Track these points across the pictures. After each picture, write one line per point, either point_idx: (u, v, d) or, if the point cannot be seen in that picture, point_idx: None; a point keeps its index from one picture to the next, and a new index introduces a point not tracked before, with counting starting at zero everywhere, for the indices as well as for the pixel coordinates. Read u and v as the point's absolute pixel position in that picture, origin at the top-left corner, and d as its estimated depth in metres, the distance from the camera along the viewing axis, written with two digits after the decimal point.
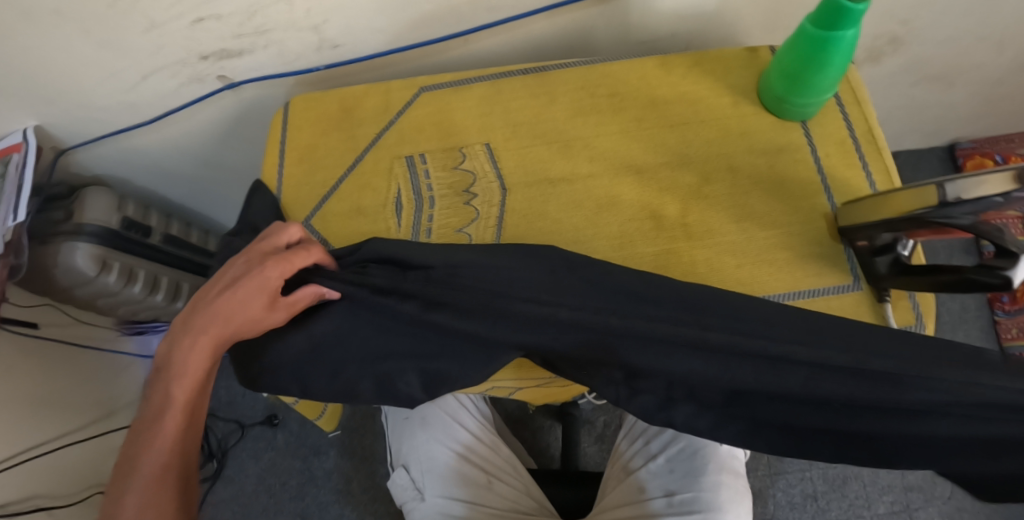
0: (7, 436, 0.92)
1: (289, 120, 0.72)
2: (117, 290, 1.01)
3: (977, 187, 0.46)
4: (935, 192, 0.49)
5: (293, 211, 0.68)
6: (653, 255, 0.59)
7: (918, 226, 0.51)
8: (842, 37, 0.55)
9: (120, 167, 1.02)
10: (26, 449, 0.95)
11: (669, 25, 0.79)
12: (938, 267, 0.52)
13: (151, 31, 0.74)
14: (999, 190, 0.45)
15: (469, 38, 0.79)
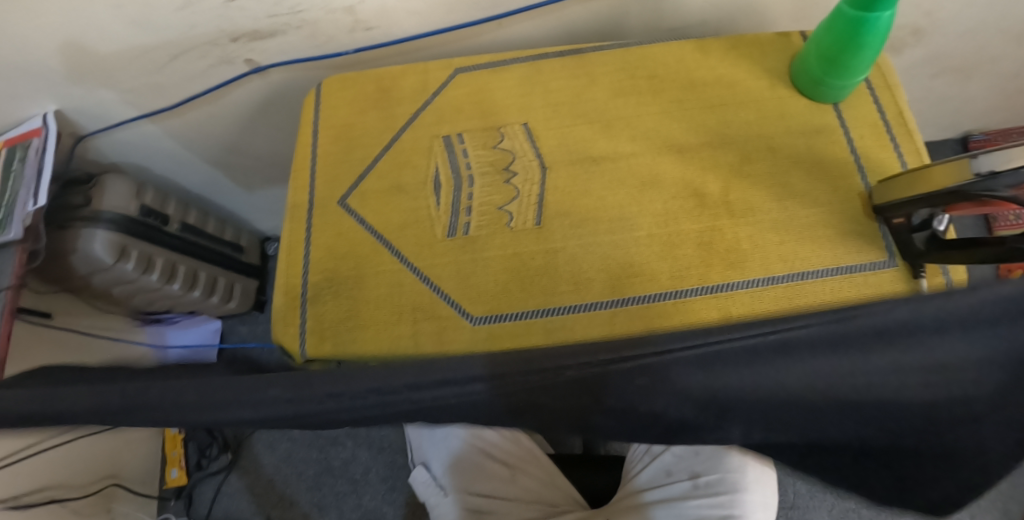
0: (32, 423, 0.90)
1: (322, 100, 0.72)
2: (134, 278, 1.00)
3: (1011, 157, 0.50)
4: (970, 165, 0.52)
5: (328, 187, 0.68)
6: (698, 231, 0.60)
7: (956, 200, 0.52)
8: (879, 18, 0.56)
9: (138, 153, 1.01)
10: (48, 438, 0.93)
11: (699, 12, 0.80)
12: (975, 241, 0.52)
13: (183, 10, 0.74)
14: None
15: (501, 23, 0.79)
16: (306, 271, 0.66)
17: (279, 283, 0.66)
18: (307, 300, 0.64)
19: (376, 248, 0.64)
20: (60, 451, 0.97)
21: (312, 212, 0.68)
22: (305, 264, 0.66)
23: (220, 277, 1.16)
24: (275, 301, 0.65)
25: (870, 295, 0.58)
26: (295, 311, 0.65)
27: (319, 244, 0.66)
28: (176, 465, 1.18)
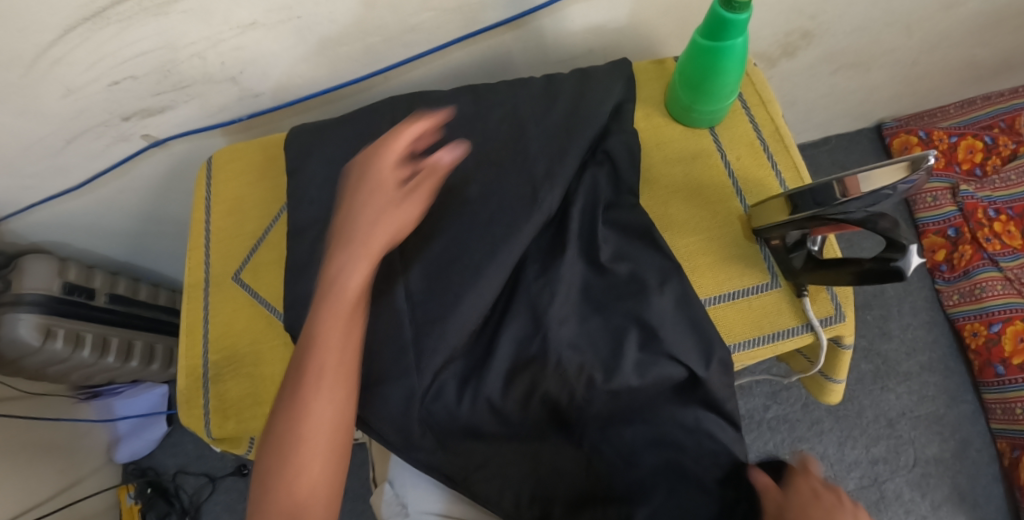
0: None
1: (211, 174, 0.72)
2: (66, 356, 0.99)
3: (877, 181, 0.49)
4: (837, 188, 0.52)
5: (223, 266, 0.69)
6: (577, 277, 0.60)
7: (819, 223, 0.54)
8: (733, 46, 0.57)
9: (55, 233, 1.00)
10: None
11: (583, 43, 0.82)
12: (843, 263, 0.53)
13: (68, 97, 0.73)
14: (886, 184, 0.49)
15: (389, 75, 0.81)
16: (206, 351, 0.66)
17: (180, 366, 0.66)
18: (209, 381, 0.65)
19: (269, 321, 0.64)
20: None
21: (208, 290, 0.68)
22: (204, 344, 0.66)
23: (158, 343, 1.16)
24: (177, 384, 0.65)
25: (751, 318, 0.60)
26: (199, 392, 0.65)
27: (216, 323, 0.66)
28: None
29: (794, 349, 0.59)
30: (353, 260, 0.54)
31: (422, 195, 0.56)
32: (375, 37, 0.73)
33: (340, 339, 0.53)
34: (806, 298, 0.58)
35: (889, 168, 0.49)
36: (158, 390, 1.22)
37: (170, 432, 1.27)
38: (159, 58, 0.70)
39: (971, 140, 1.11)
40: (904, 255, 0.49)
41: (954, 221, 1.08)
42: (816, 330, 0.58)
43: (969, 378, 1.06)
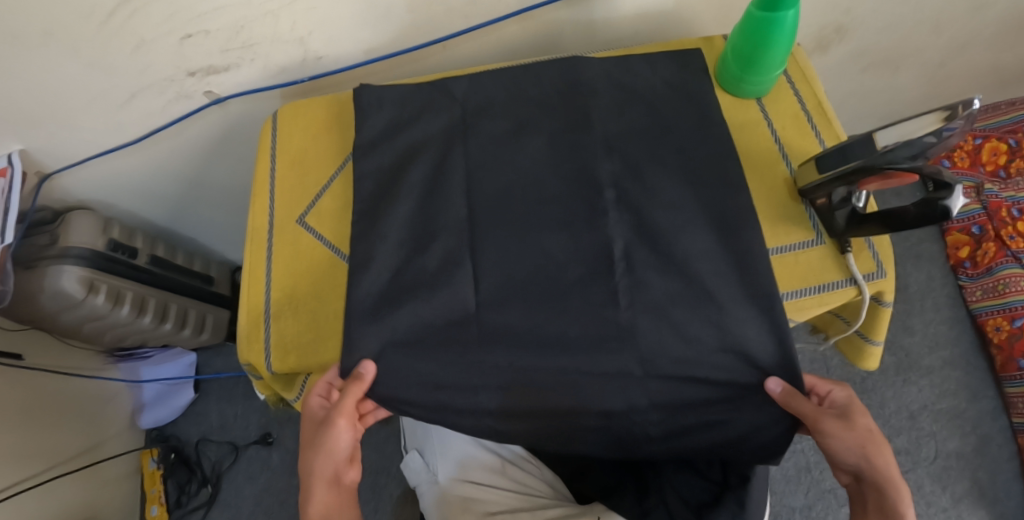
0: (12, 461, 0.91)
1: (278, 128, 0.75)
2: (105, 312, 1.01)
3: (918, 128, 0.54)
4: (875, 142, 0.56)
5: (286, 211, 0.71)
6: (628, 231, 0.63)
7: (866, 175, 0.56)
8: (784, 18, 0.60)
9: (104, 191, 1.02)
10: (23, 479, 0.93)
11: (632, 25, 0.86)
12: (887, 212, 0.56)
13: (140, 50, 0.77)
14: (925, 130, 0.53)
15: (446, 45, 0.85)
16: (269, 290, 0.67)
17: (241, 303, 0.67)
18: (271, 318, 0.66)
19: (333, 263, 0.67)
20: (43, 489, 0.97)
21: (272, 232, 0.70)
22: (267, 283, 0.68)
23: (192, 309, 1.17)
24: (237, 320, 0.67)
25: (797, 273, 0.61)
26: (260, 328, 0.66)
27: (278, 263, 0.68)
28: (157, 503, 1.17)
29: (838, 303, 0.61)
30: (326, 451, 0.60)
31: (351, 396, 0.58)
32: (439, 7, 0.77)
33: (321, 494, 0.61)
34: (849, 254, 0.60)
35: (925, 119, 0.54)
36: (185, 360, 1.25)
37: (194, 400, 1.29)
38: (233, 15, 0.74)
39: (995, 143, 1.16)
40: (950, 194, 0.53)
41: (978, 218, 1.11)
42: (859, 283, 0.60)
43: (991, 374, 1.08)
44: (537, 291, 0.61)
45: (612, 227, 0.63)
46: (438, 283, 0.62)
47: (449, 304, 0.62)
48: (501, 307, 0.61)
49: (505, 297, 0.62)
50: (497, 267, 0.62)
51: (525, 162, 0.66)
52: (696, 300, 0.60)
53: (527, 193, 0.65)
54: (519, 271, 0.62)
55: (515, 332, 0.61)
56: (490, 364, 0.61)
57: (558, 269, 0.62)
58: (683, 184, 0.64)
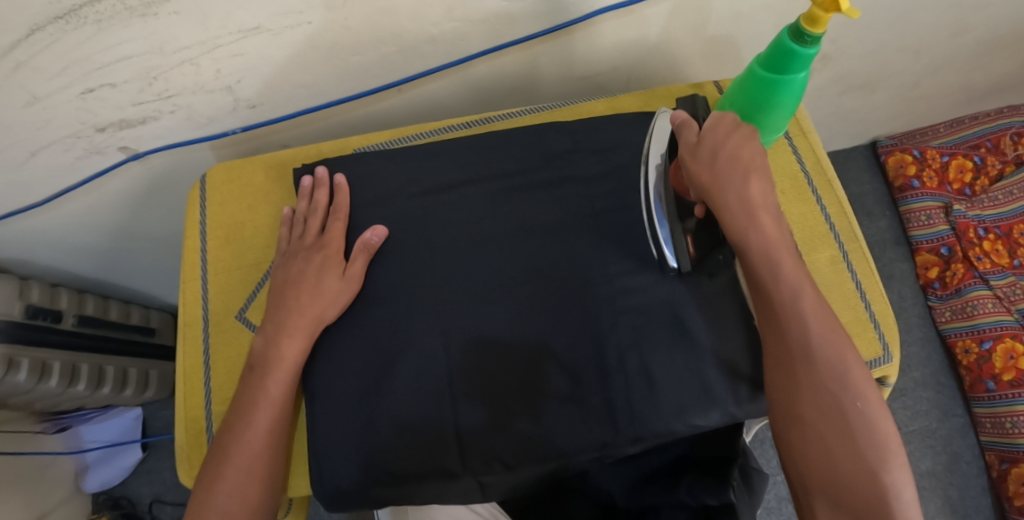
0: None
1: (206, 198, 0.65)
2: (30, 387, 0.90)
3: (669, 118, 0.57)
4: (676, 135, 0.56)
5: (223, 303, 0.62)
6: (613, 323, 0.57)
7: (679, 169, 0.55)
8: (794, 80, 0.57)
9: (15, 250, 0.89)
10: None
11: (609, 60, 0.79)
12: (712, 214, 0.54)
13: (33, 107, 0.64)
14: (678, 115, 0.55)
15: (403, 88, 0.76)
16: (209, 401, 0.60)
17: (179, 420, 0.60)
18: (213, 437, 0.59)
19: None
20: None
21: (209, 329, 0.61)
22: (206, 393, 0.60)
23: (132, 367, 1.07)
24: (176, 439, 0.59)
25: None
26: (203, 448, 0.59)
27: (219, 368, 0.60)
28: None
29: None
30: (306, 299, 0.57)
31: (337, 235, 0.60)
32: (392, 47, 0.68)
33: (291, 350, 0.56)
34: (662, 236, 0.55)
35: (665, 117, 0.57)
36: (131, 413, 1.16)
37: (144, 458, 1.19)
38: (142, 65, 0.62)
39: (961, 159, 1.14)
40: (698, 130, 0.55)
41: (946, 240, 1.11)
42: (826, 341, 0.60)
43: (959, 391, 1.10)
44: (514, 384, 0.56)
45: (605, 334, 0.57)
46: (396, 385, 0.56)
47: (423, 439, 0.55)
48: (469, 409, 0.55)
49: (478, 397, 0.56)
50: (469, 361, 0.56)
51: (509, 260, 0.59)
52: (701, 406, 0.55)
53: (516, 287, 0.58)
54: (495, 366, 0.56)
55: (481, 430, 0.55)
56: (466, 473, 0.54)
57: (540, 362, 0.56)
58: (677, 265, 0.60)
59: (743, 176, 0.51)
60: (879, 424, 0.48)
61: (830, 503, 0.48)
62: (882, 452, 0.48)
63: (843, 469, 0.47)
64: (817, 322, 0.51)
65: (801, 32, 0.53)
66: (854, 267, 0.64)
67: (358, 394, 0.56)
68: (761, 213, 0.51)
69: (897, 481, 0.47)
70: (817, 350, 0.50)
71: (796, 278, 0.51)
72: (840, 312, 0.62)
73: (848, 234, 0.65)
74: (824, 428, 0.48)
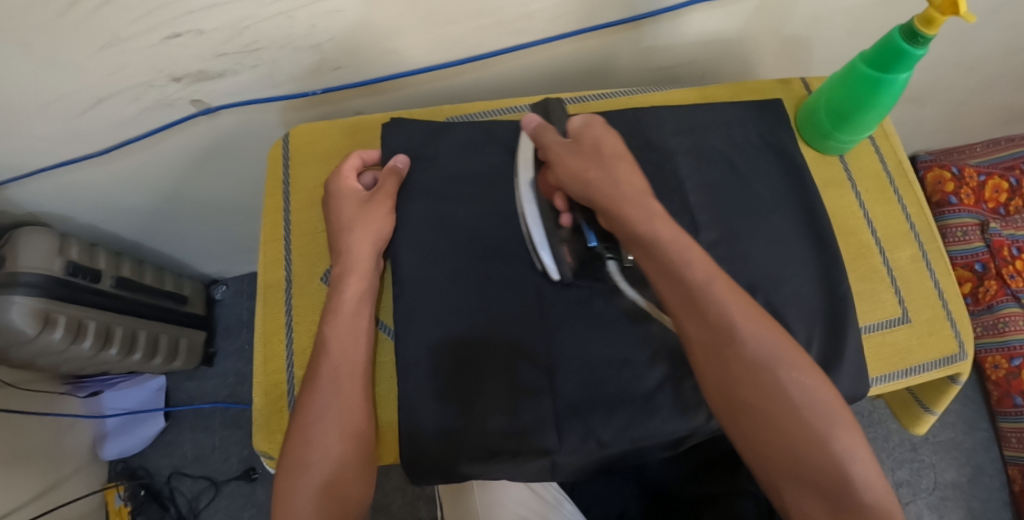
0: None
1: (290, 156, 0.64)
2: (62, 348, 0.87)
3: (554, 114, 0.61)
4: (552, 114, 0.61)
5: (307, 264, 0.61)
6: None
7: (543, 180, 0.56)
8: (896, 80, 0.56)
9: (58, 203, 0.86)
10: None
11: (690, 53, 0.80)
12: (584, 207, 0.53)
13: (113, 49, 0.62)
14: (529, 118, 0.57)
15: (489, 62, 0.75)
16: (290, 364, 0.58)
17: (257, 382, 0.58)
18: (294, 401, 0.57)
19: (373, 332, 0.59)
20: None
21: (291, 291, 0.60)
22: (287, 356, 0.58)
23: (163, 334, 1.04)
24: (254, 403, 0.57)
25: (886, 354, 0.61)
26: (282, 413, 0.57)
27: (302, 330, 0.59)
28: None
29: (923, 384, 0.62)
30: (361, 235, 0.56)
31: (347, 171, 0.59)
32: (488, 19, 0.67)
33: (355, 288, 0.55)
34: (537, 241, 0.55)
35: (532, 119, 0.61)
36: (154, 383, 1.13)
37: (164, 428, 1.16)
38: (235, 14, 0.60)
39: (998, 180, 1.17)
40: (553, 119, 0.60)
41: (982, 256, 1.12)
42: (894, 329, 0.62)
43: (985, 405, 1.12)
44: (608, 360, 0.55)
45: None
46: (485, 352, 0.55)
47: (517, 412, 0.54)
48: (563, 382, 0.55)
49: (572, 371, 0.55)
50: (561, 333, 0.56)
51: None
52: None
53: None
54: (590, 340, 0.56)
55: (573, 404, 0.54)
56: (557, 450, 0.53)
57: (636, 340, 0.56)
58: (768, 255, 0.61)
59: (626, 167, 0.51)
60: (821, 393, 0.45)
61: (795, 482, 0.43)
62: (823, 433, 0.43)
63: (800, 444, 0.43)
64: (736, 306, 0.46)
65: (914, 33, 0.53)
66: (933, 266, 0.65)
67: (451, 363, 0.55)
68: (652, 201, 0.50)
69: (844, 439, 0.43)
70: (740, 329, 0.45)
71: (706, 267, 0.47)
72: (917, 310, 0.63)
73: (927, 234, 0.66)
74: (768, 408, 0.44)
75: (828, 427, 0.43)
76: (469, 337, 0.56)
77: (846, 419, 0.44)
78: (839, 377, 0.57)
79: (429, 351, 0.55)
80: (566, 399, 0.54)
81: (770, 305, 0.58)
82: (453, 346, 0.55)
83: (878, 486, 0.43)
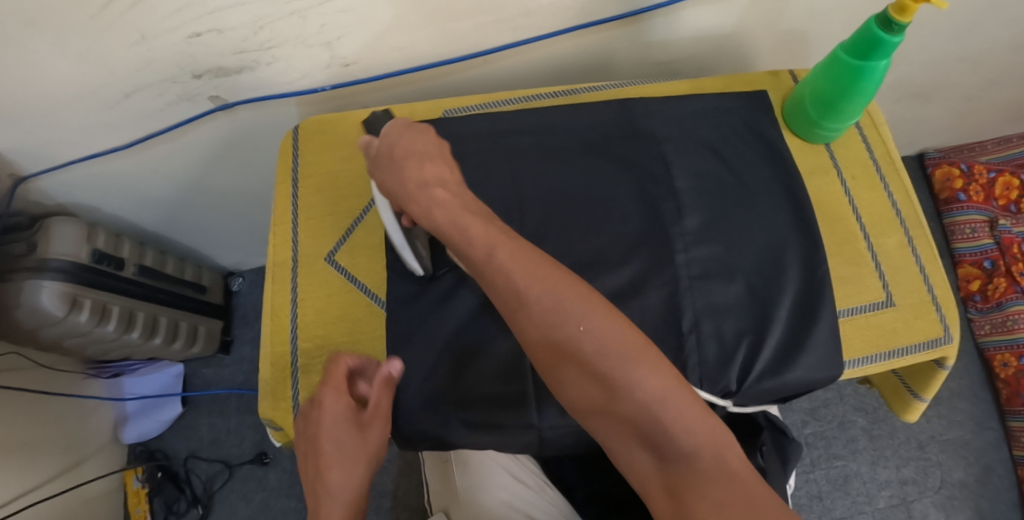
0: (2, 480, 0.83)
1: (300, 145, 0.68)
2: (88, 329, 0.92)
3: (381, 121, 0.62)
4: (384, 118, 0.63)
5: (312, 245, 0.65)
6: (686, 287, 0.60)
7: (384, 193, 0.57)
8: (875, 67, 0.58)
9: (88, 194, 0.92)
10: (8, 502, 0.84)
11: (687, 48, 0.82)
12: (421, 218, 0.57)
13: (140, 46, 0.66)
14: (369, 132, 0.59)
15: (489, 58, 0.78)
16: (295, 338, 0.62)
17: (264, 353, 0.61)
18: (298, 371, 0.60)
19: (372, 310, 0.62)
20: (29, 512, 0.87)
21: (297, 270, 0.64)
22: (293, 329, 0.62)
23: (182, 320, 1.09)
24: (262, 373, 0.61)
25: (870, 336, 0.62)
26: (287, 383, 0.60)
27: (307, 306, 0.62)
28: None
29: (907, 366, 0.63)
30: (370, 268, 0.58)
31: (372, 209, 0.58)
32: (489, 16, 0.70)
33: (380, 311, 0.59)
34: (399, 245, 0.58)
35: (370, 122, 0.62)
36: (172, 370, 1.18)
37: (182, 414, 1.21)
38: (252, 13, 0.64)
39: (1009, 177, 1.14)
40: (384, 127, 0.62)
41: (991, 253, 1.12)
42: (878, 311, 0.63)
43: (995, 404, 1.11)
44: None
45: (682, 296, 0.60)
46: (471, 328, 0.59)
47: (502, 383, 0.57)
48: None
49: None
50: None
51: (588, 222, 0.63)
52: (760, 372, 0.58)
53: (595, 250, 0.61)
54: None
55: (556, 379, 0.56)
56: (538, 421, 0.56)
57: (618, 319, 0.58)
58: (750, 240, 0.63)
59: (415, 162, 0.54)
60: (615, 341, 0.46)
61: (618, 435, 0.46)
62: (620, 384, 0.45)
63: (606, 402, 0.46)
64: (519, 269, 0.49)
65: (890, 21, 0.55)
66: (919, 252, 0.66)
67: (446, 337, 0.59)
68: (435, 189, 0.53)
69: (652, 384, 0.45)
70: (527, 296, 0.48)
71: (488, 237, 0.51)
72: (903, 294, 0.64)
73: (914, 221, 0.67)
74: (576, 372, 0.47)
75: (625, 374, 0.45)
76: (457, 313, 0.59)
77: (652, 362, 0.46)
78: (817, 355, 0.59)
79: (419, 327, 0.59)
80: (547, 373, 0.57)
81: (757, 288, 0.61)
82: (443, 321, 0.59)
83: (693, 425, 0.44)
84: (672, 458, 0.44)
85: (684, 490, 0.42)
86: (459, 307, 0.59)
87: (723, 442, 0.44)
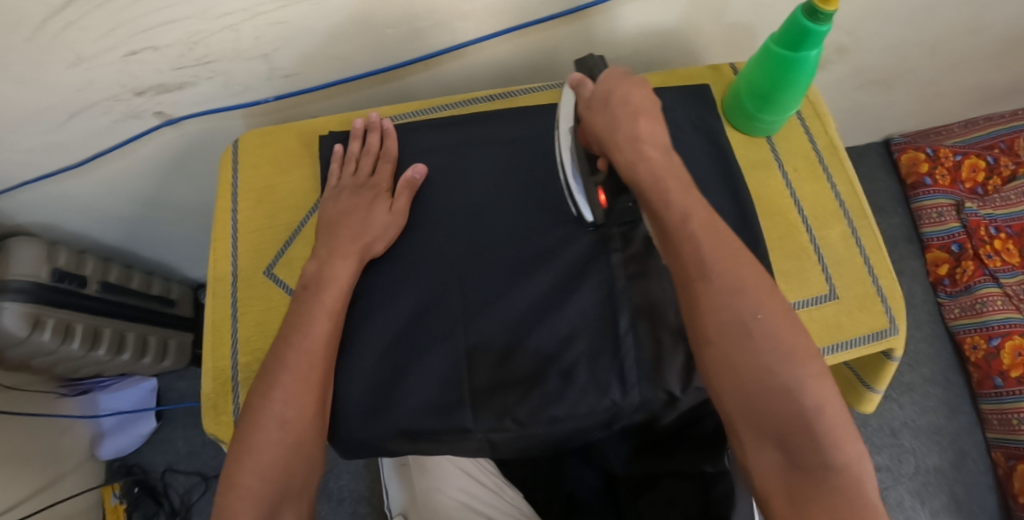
0: None
1: (238, 158, 0.67)
2: (53, 348, 0.92)
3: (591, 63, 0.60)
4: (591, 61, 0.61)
5: (252, 259, 0.65)
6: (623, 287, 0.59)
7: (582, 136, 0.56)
8: (807, 57, 0.57)
9: (47, 213, 0.92)
10: None
11: (632, 44, 0.82)
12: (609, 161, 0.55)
13: (78, 67, 0.66)
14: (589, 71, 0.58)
15: (431, 62, 0.78)
16: (236, 352, 0.62)
17: (206, 368, 0.61)
18: (239, 385, 0.60)
19: None
20: None
21: (237, 284, 0.64)
22: (234, 344, 0.62)
23: (151, 335, 1.10)
24: (203, 387, 0.61)
25: (813, 330, 0.62)
26: (228, 396, 0.60)
27: (247, 320, 0.62)
28: None
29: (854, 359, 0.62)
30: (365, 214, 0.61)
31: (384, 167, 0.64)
32: (425, 21, 0.70)
33: (342, 269, 0.57)
34: (575, 187, 0.57)
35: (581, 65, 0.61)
36: (146, 384, 1.18)
37: (158, 427, 1.21)
38: (185, 29, 0.64)
39: (975, 159, 1.15)
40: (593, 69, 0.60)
41: (958, 236, 1.12)
42: (823, 304, 0.63)
43: (968, 388, 1.11)
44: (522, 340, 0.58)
45: (619, 296, 0.59)
46: (407, 335, 0.59)
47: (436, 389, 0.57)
48: (478, 360, 0.57)
49: (486, 350, 0.57)
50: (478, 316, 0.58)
51: (522, 225, 0.62)
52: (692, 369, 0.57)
53: (529, 252, 0.61)
54: (505, 319, 0.58)
55: (487, 386, 0.57)
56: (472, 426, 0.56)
57: (550, 322, 0.58)
58: None
59: (631, 115, 0.52)
60: (790, 339, 0.46)
61: (755, 431, 0.45)
62: (781, 382, 0.44)
63: (760, 394, 0.45)
64: (710, 241, 0.48)
65: (813, 10, 0.54)
66: (864, 243, 0.65)
67: (388, 343, 0.58)
68: (646, 145, 0.51)
69: (817, 391, 0.45)
70: (711, 268, 0.47)
71: (686, 202, 0.50)
72: (847, 286, 0.63)
73: (858, 211, 0.67)
74: (733, 351, 0.46)
75: (786, 373, 0.45)
76: (392, 318, 0.59)
77: (815, 370, 0.45)
78: None
79: (358, 333, 0.59)
80: (478, 379, 0.57)
81: None
82: (378, 328, 0.59)
83: (845, 444, 0.44)
84: (807, 469, 0.43)
85: (806, 500, 0.42)
86: (394, 313, 0.59)
87: (864, 469, 0.44)
